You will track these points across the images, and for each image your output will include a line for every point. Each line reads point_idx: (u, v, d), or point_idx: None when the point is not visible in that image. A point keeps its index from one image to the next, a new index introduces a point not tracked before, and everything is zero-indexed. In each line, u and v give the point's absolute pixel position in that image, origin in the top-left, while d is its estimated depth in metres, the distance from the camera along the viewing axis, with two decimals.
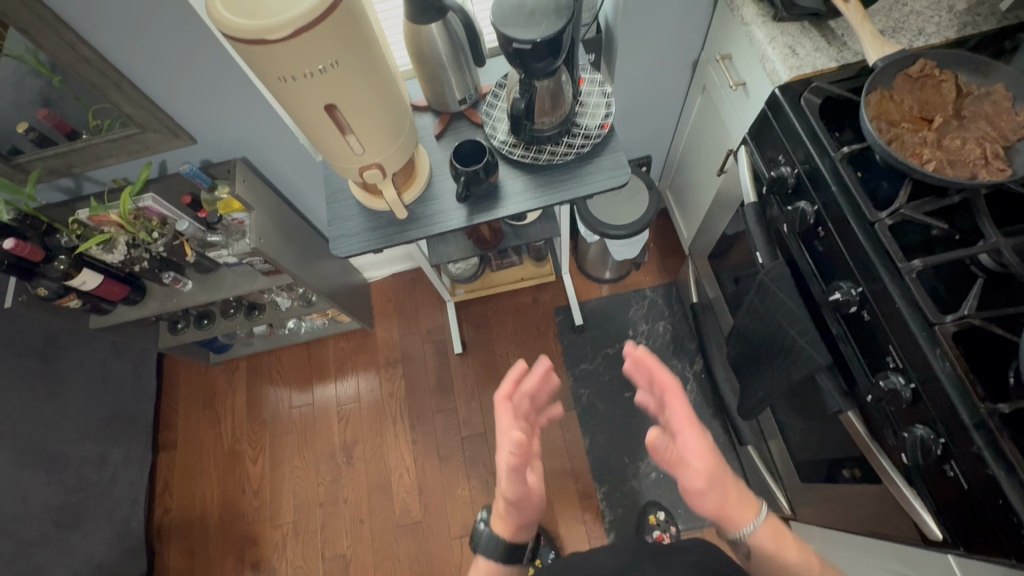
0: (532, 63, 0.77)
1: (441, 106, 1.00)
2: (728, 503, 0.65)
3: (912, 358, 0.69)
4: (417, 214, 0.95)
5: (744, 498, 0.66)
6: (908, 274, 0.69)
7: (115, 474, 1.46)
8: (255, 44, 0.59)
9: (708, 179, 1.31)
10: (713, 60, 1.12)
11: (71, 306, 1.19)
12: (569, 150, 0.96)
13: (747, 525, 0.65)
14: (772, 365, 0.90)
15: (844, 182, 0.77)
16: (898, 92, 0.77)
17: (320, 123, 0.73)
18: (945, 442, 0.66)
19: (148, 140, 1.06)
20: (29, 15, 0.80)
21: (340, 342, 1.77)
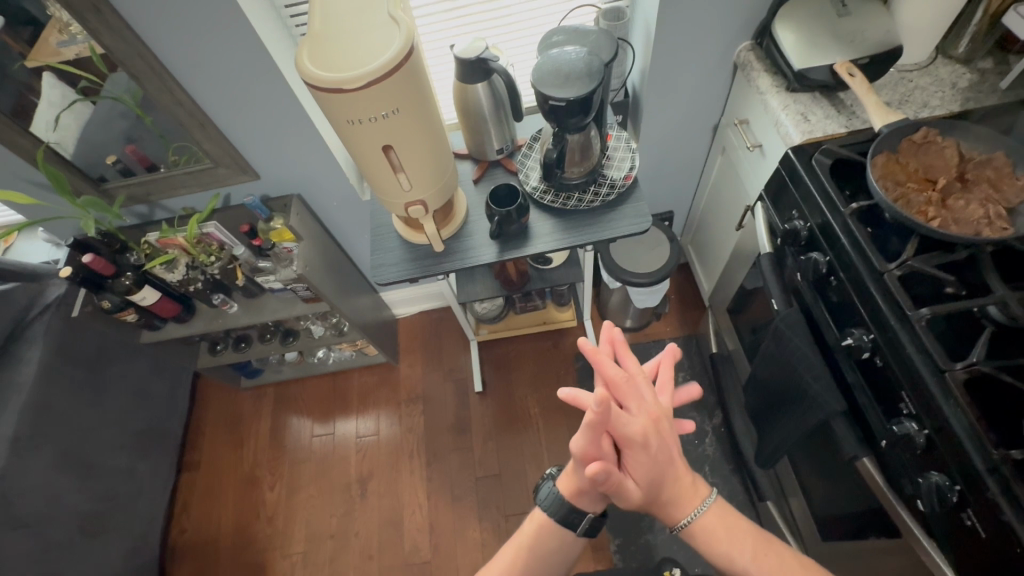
0: (565, 118, 0.87)
1: (480, 154, 1.11)
2: (675, 496, 0.71)
3: (925, 406, 0.70)
4: (452, 248, 1.04)
5: (690, 484, 0.73)
6: (918, 322, 0.72)
7: (140, 488, 1.51)
8: (334, 91, 0.70)
9: (727, 234, 1.37)
10: (732, 124, 1.22)
11: (128, 319, 1.30)
12: (595, 197, 1.04)
13: (690, 513, 0.72)
14: (789, 412, 0.91)
15: (854, 235, 0.82)
16: (903, 155, 0.83)
17: (377, 162, 0.82)
18: (962, 490, 0.67)
19: (218, 174, 1.20)
20: (143, 65, 0.95)
21: (364, 374, 1.83)
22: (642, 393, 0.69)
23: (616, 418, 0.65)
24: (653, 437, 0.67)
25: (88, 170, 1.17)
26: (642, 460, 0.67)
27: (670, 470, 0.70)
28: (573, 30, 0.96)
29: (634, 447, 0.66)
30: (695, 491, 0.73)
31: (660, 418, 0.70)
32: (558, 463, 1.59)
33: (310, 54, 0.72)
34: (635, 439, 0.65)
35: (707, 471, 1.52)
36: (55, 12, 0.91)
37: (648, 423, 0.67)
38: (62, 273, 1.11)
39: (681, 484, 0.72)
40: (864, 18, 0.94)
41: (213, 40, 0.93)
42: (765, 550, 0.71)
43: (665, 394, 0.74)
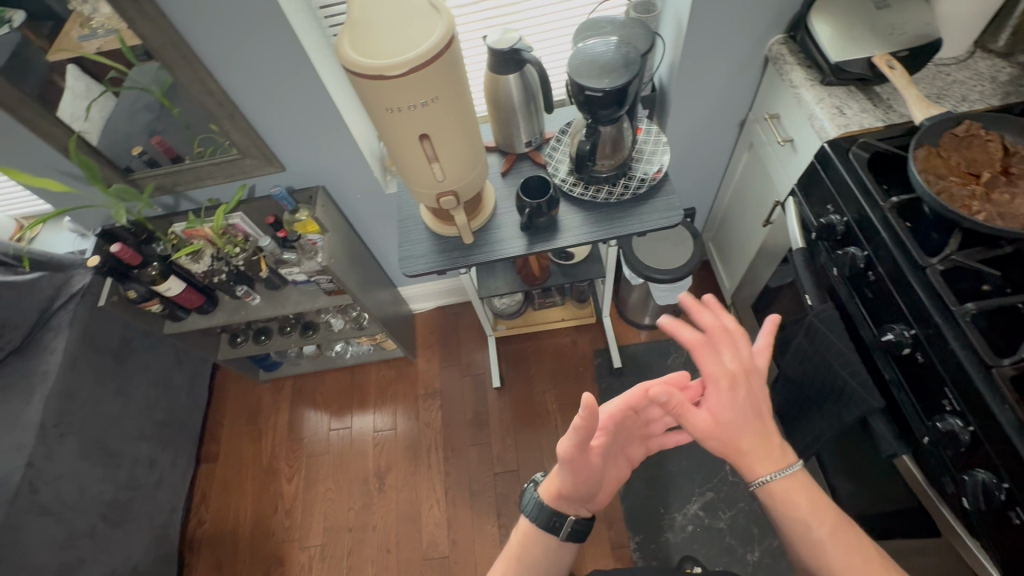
0: (600, 109, 0.86)
1: (508, 147, 1.11)
2: (756, 449, 0.68)
3: (970, 403, 0.69)
4: (481, 240, 1.03)
5: (775, 445, 0.69)
6: (962, 317, 0.71)
7: (161, 479, 1.52)
8: (375, 79, 0.70)
9: (752, 230, 1.36)
10: (761, 119, 1.20)
11: (153, 310, 1.30)
12: (625, 190, 1.03)
13: (766, 475, 0.68)
14: (822, 408, 0.90)
15: (894, 230, 0.81)
16: (945, 148, 0.81)
17: (412, 151, 0.82)
18: (1009, 488, 0.65)
19: (244, 165, 1.20)
20: (175, 53, 0.95)
21: (382, 369, 1.83)
22: (738, 347, 0.70)
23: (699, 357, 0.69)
24: (741, 385, 0.68)
25: (115, 160, 1.18)
26: (722, 401, 0.68)
27: (755, 421, 0.69)
28: (607, 22, 0.95)
29: (719, 384, 0.68)
30: (782, 454, 0.69)
31: (752, 373, 0.70)
32: None
33: (350, 40, 0.72)
34: (720, 376, 0.68)
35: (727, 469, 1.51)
36: (77, 5, 0.94)
37: (738, 371, 0.69)
38: (90, 261, 1.13)
39: (765, 442, 0.68)
40: (904, 10, 0.93)
41: (245, 29, 0.93)
42: (844, 529, 0.66)
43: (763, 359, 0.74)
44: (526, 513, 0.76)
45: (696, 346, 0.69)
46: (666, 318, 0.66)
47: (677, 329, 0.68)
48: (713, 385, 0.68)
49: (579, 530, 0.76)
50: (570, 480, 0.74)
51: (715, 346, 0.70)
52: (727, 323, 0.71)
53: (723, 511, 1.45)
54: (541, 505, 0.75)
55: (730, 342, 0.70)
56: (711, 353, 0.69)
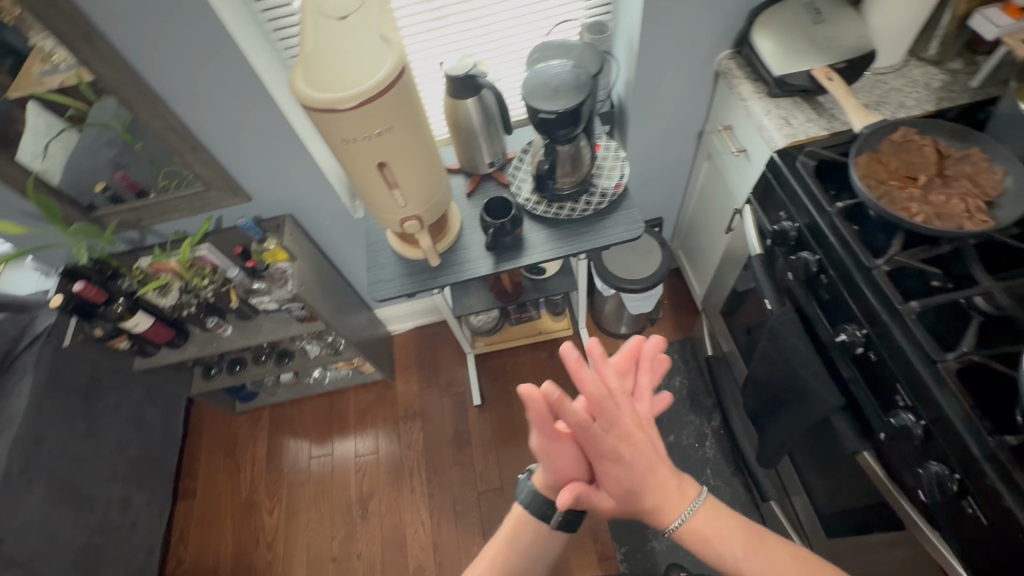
0: (556, 130, 0.89)
1: (472, 168, 1.12)
2: (658, 501, 0.67)
3: (921, 397, 0.72)
4: (448, 262, 1.04)
5: (677, 488, 0.68)
6: (908, 315, 0.74)
7: (136, 519, 1.48)
8: (329, 111, 0.71)
9: (716, 238, 1.40)
10: (717, 130, 1.24)
11: (121, 347, 1.29)
12: (587, 206, 1.05)
13: (676, 518, 0.68)
14: (789, 409, 0.93)
15: (842, 234, 0.84)
16: (885, 154, 0.85)
17: (372, 179, 0.83)
18: (961, 478, 0.68)
19: (210, 197, 1.20)
20: (134, 90, 0.95)
21: (360, 393, 1.81)
22: (619, 409, 0.62)
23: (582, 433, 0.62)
24: (625, 453, 0.63)
25: (78, 198, 1.17)
26: (616, 473, 0.65)
27: (651, 477, 0.66)
28: (559, 45, 0.98)
29: (605, 461, 0.65)
30: (683, 492, 0.69)
31: (640, 424, 0.65)
32: None
33: (304, 75, 0.73)
34: (605, 454, 0.63)
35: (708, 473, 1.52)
36: (38, 41, 0.91)
37: (617, 441, 0.63)
38: (52, 301, 1.10)
39: (667, 487, 0.67)
40: (839, 24, 0.97)
41: (203, 65, 0.94)
42: (756, 545, 0.68)
43: (645, 401, 0.68)
44: (519, 501, 0.77)
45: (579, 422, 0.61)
46: (569, 353, 0.56)
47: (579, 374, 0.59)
48: (601, 463, 0.65)
49: (571, 521, 0.76)
50: (551, 474, 0.71)
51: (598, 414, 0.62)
52: (610, 377, 0.62)
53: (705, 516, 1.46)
54: (533, 497, 0.76)
55: (613, 406, 0.62)
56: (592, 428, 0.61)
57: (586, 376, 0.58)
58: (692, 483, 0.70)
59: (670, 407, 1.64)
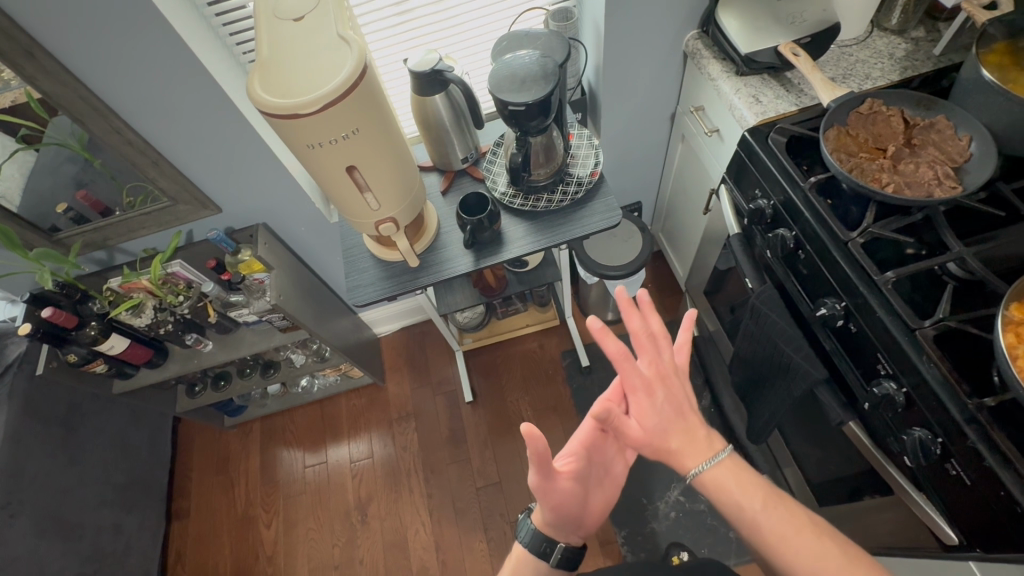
0: (526, 122, 0.88)
1: (446, 165, 1.11)
2: (684, 445, 0.69)
3: (901, 365, 0.73)
4: (428, 262, 1.03)
5: (703, 438, 0.70)
6: (885, 285, 0.75)
7: (129, 544, 1.45)
8: (290, 118, 0.69)
9: (695, 219, 1.40)
10: (689, 112, 1.24)
11: (97, 370, 1.24)
12: (564, 196, 1.04)
13: (696, 467, 0.68)
14: (775, 385, 0.94)
15: (816, 208, 0.85)
16: (853, 127, 0.86)
17: (342, 183, 0.81)
18: (943, 441, 0.69)
19: (178, 211, 1.16)
20: (86, 106, 0.91)
21: (351, 398, 1.79)
22: (659, 350, 0.72)
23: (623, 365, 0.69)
24: (659, 388, 0.70)
25: (39, 221, 1.11)
26: (646, 407, 0.70)
27: (680, 422, 0.70)
28: (524, 35, 0.97)
29: (637, 393, 0.70)
30: (710, 443, 0.70)
31: (673, 374, 0.72)
32: None
33: (261, 80, 0.70)
34: (639, 383, 0.70)
35: None
36: None
37: (654, 375, 0.71)
38: (20, 329, 1.05)
39: (692, 437, 0.70)
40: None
41: (155, 77, 0.91)
42: (776, 505, 0.66)
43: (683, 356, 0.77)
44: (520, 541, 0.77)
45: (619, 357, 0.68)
46: (594, 322, 0.63)
47: (603, 338, 0.65)
48: (634, 393, 0.70)
49: (571, 557, 0.76)
50: (550, 510, 0.74)
51: (636, 351, 0.72)
52: (653, 325, 0.73)
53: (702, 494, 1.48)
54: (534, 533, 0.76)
55: (653, 344, 0.72)
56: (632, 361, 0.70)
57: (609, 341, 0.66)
58: (718, 438, 0.71)
59: None
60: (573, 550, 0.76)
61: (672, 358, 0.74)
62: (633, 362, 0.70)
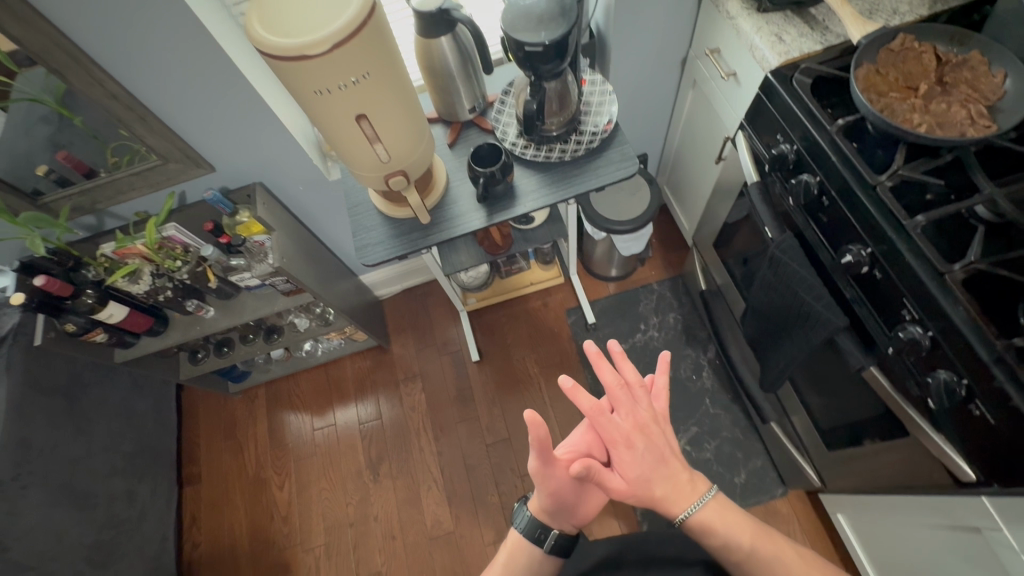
0: (541, 65, 0.83)
1: (452, 116, 1.05)
2: (668, 490, 0.73)
3: (927, 309, 0.73)
4: (439, 218, 0.99)
5: (688, 480, 0.74)
6: (913, 229, 0.74)
7: (143, 511, 1.47)
8: (296, 60, 0.63)
9: (706, 169, 1.37)
10: (702, 55, 1.19)
11: (97, 340, 1.21)
12: (578, 146, 1.00)
13: (684, 510, 0.73)
14: (792, 333, 0.93)
15: (843, 152, 0.82)
16: (883, 65, 0.82)
17: (351, 134, 0.76)
18: (968, 383, 0.70)
19: (169, 171, 1.10)
20: (64, 56, 0.84)
21: (356, 361, 1.78)
22: (635, 401, 0.76)
23: (601, 417, 0.73)
24: (638, 439, 0.73)
25: (19, 184, 1.05)
26: (627, 459, 0.73)
27: (663, 468, 0.74)
28: None
29: (619, 447, 0.73)
30: (694, 486, 0.75)
31: (653, 421, 0.76)
32: (564, 417, 1.61)
33: (261, 18, 0.64)
34: (618, 437, 0.73)
35: (707, 402, 1.57)
36: None
37: (633, 427, 0.74)
38: (14, 299, 1.01)
39: (677, 480, 0.74)
40: None
41: (135, 22, 0.83)
42: (767, 538, 0.73)
43: (661, 401, 0.80)
44: (516, 528, 0.79)
45: (594, 409, 0.72)
46: (590, 345, 0.73)
47: (598, 363, 0.74)
48: (615, 446, 0.73)
49: (563, 545, 0.78)
50: (546, 501, 0.75)
51: (614, 405, 0.75)
52: (628, 375, 0.77)
53: (708, 442, 1.51)
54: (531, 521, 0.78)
55: (628, 396, 0.75)
56: (610, 415, 0.74)
57: (581, 396, 0.71)
58: (703, 479, 0.76)
59: (665, 342, 1.67)
60: (564, 537, 0.78)
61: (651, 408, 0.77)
62: (608, 415, 0.73)
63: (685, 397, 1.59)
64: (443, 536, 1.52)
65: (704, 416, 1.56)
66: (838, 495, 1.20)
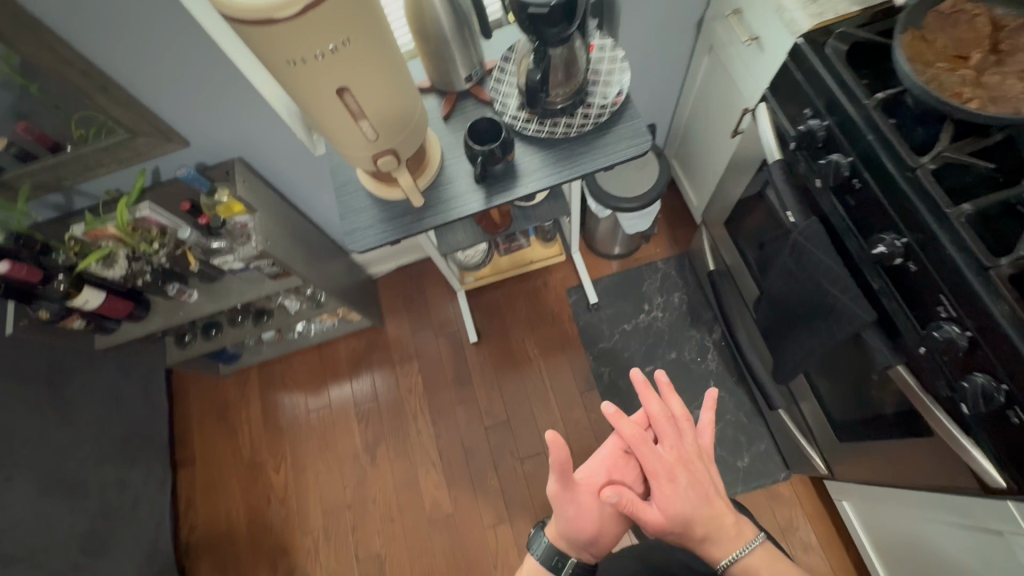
0: (545, 29, 0.73)
1: (446, 86, 0.95)
2: (710, 530, 0.77)
3: (967, 307, 0.67)
4: (433, 200, 0.91)
5: (732, 525, 0.78)
6: (957, 219, 0.67)
7: (137, 496, 1.44)
8: (262, 25, 0.54)
9: (719, 142, 1.28)
10: (721, 17, 1.09)
11: (75, 327, 1.16)
12: (585, 120, 0.91)
13: (727, 556, 0.77)
14: (812, 325, 0.87)
15: (881, 130, 0.74)
16: (930, 31, 0.73)
17: (331, 109, 0.68)
18: (1008, 389, 0.64)
19: (139, 146, 1.01)
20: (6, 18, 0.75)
21: (350, 342, 1.73)
22: (681, 435, 0.81)
23: (644, 446, 0.79)
24: (681, 473, 0.78)
25: None
26: (669, 494, 0.76)
27: (704, 505, 0.77)
28: None
29: (660, 479, 0.77)
30: (739, 530, 0.78)
31: (697, 458, 0.80)
32: (565, 400, 1.58)
33: None
34: (660, 469, 0.78)
35: (712, 385, 1.53)
36: None
37: (676, 460, 0.79)
38: None
39: (720, 522, 0.78)
40: None
41: None
42: None
43: (707, 439, 0.84)
44: (533, 554, 0.81)
45: (636, 437, 0.79)
46: (637, 374, 0.82)
47: (644, 393, 0.82)
48: (657, 477, 0.77)
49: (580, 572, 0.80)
50: (566, 524, 0.79)
51: (659, 437, 0.81)
52: (674, 408, 0.83)
53: (712, 426, 1.48)
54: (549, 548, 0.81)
55: (674, 430, 0.82)
56: (653, 445, 0.79)
57: (624, 423, 0.79)
58: (749, 527, 0.80)
59: (669, 323, 1.62)
60: (582, 567, 0.80)
61: (696, 443, 0.82)
62: (652, 446, 0.79)
63: (688, 380, 1.55)
64: (443, 519, 1.51)
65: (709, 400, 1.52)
66: (845, 484, 1.17)
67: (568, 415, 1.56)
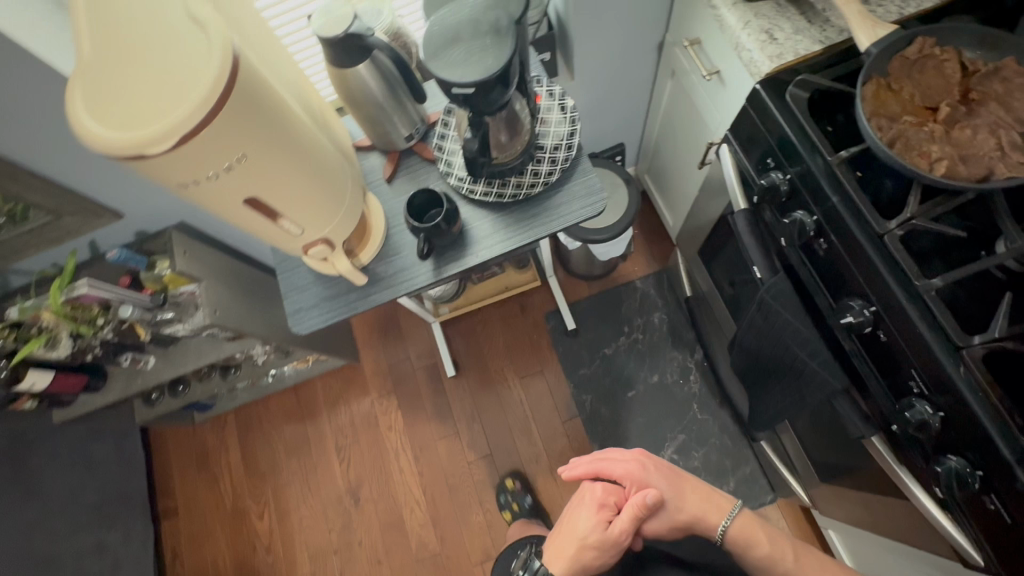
0: (479, 104, 0.68)
1: (386, 144, 0.89)
2: (696, 509, 0.96)
3: (939, 386, 0.62)
4: (379, 273, 0.86)
5: (713, 503, 0.98)
6: (927, 293, 0.63)
7: (117, 558, 1.41)
8: (135, 159, 0.48)
9: (688, 168, 1.22)
10: (680, 44, 1.02)
11: (26, 406, 1.11)
12: (535, 179, 0.85)
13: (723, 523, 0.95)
14: (780, 382, 0.82)
15: (845, 190, 0.69)
16: (896, 79, 0.67)
17: (244, 217, 0.62)
18: (983, 474, 0.61)
19: (65, 225, 0.94)
20: None
21: (327, 380, 1.69)
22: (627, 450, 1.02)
23: (606, 467, 0.98)
24: (643, 475, 0.97)
25: None
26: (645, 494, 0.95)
27: (675, 497, 0.96)
28: None
29: (632, 487, 0.96)
30: (720, 507, 0.97)
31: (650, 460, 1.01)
32: (547, 431, 1.55)
33: (85, 96, 0.49)
34: (628, 480, 0.96)
35: (695, 408, 1.50)
36: None
37: (636, 469, 0.98)
38: None
39: (698, 500, 0.97)
40: None
41: None
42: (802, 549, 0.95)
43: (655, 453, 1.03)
44: None
45: (599, 461, 0.99)
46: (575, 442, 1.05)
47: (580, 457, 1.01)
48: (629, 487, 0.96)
49: None
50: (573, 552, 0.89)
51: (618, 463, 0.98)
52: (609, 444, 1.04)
53: (696, 450, 1.46)
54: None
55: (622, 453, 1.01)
56: (615, 466, 0.98)
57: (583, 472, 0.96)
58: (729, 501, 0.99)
59: (650, 345, 1.58)
60: None
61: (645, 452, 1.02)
62: (613, 465, 0.98)
63: (671, 404, 1.52)
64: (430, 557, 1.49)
65: (692, 423, 1.49)
66: (828, 517, 1.15)
67: (551, 445, 1.54)
